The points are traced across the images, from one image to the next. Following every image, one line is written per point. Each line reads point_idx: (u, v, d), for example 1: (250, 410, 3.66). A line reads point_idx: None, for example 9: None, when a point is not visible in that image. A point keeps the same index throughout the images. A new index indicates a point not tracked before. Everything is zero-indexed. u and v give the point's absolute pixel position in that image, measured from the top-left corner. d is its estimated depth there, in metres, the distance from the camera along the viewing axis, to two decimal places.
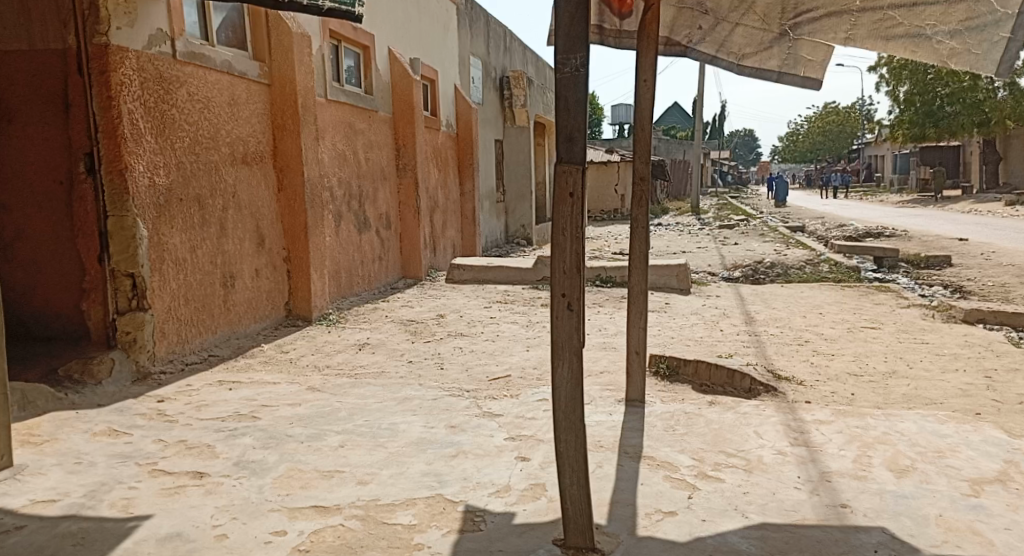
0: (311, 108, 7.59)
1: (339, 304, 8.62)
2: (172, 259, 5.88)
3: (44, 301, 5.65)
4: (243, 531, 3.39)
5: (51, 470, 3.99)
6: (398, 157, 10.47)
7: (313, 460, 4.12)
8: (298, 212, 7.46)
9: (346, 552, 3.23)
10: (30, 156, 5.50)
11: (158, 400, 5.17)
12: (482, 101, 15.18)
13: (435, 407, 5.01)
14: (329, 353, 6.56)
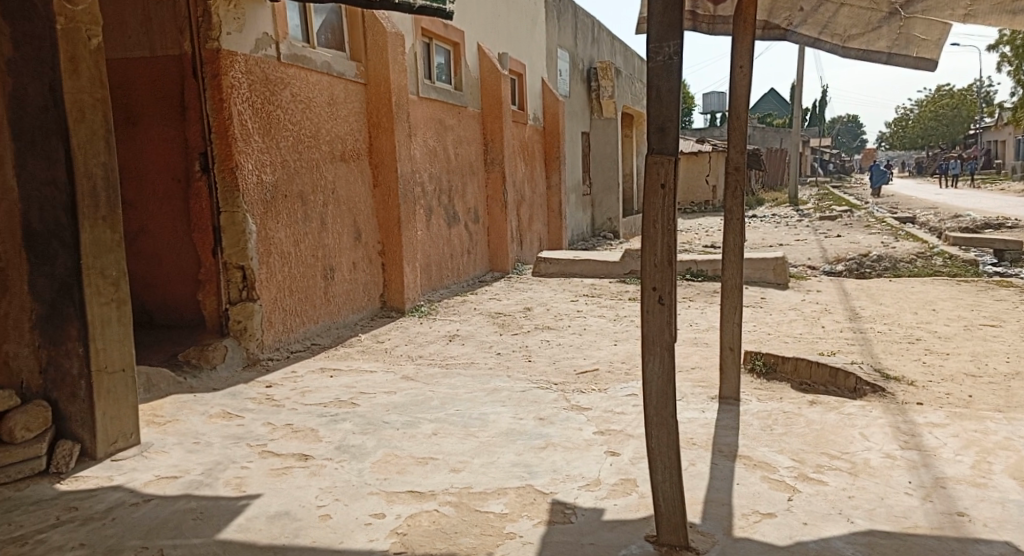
0: (404, 106, 7.74)
1: (430, 297, 8.78)
2: (278, 253, 6.12)
3: (167, 290, 6.01)
4: (344, 513, 3.52)
5: (171, 449, 4.24)
6: (486, 152, 10.57)
7: (408, 447, 4.23)
8: (392, 207, 7.63)
9: (440, 537, 3.31)
10: (151, 156, 5.85)
11: (266, 386, 5.41)
12: (569, 93, 15.14)
13: (523, 399, 5.06)
14: (420, 344, 6.71)
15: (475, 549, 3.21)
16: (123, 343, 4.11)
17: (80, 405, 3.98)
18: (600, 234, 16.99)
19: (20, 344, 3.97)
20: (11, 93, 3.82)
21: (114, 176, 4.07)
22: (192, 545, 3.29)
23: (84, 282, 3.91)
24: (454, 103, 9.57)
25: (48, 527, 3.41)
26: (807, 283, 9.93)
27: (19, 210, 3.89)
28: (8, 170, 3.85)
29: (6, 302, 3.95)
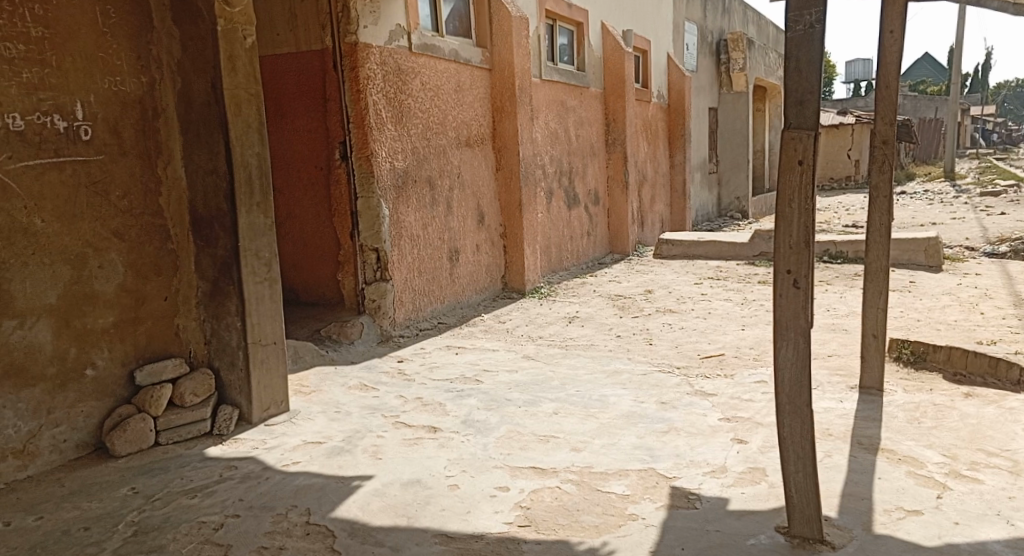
0: (527, 89, 7.90)
1: (550, 279, 8.97)
2: (409, 236, 6.45)
3: (310, 270, 6.49)
4: (472, 484, 3.70)
5: (314, 418, 4.59)
6: (607, 132, 10.61)
7: (531, 424, 4.43)
8: (513, 190, 7.85)
9: (563, 513, 3.41)
10: (298, 146, 6.30)
11: (397, 360, 5.77)
12: (695, 68, 14.90)
13: (646, 382, 5.16)
14: (542, 324, 6.90)
15: (599, 527, 3.28)
16: (274, 319, 4.50)
17: (238, 373, 4.39)
18: (727, 214, 16.63)
19: (187, 318, 4.38)
20: (179, 92, 4.26)
21: (266, 165, 4.42)
22: (335, 509, 3.46)
23: (242, 263, 4.29)
24: (577, 83, 9.67)
25: (214, 482, 3.72)
26: (964, 265, 9.41)
27: (187, 197, 4.33)
28: (178, 162, 4.31)
29: (176, 283, 4.34)
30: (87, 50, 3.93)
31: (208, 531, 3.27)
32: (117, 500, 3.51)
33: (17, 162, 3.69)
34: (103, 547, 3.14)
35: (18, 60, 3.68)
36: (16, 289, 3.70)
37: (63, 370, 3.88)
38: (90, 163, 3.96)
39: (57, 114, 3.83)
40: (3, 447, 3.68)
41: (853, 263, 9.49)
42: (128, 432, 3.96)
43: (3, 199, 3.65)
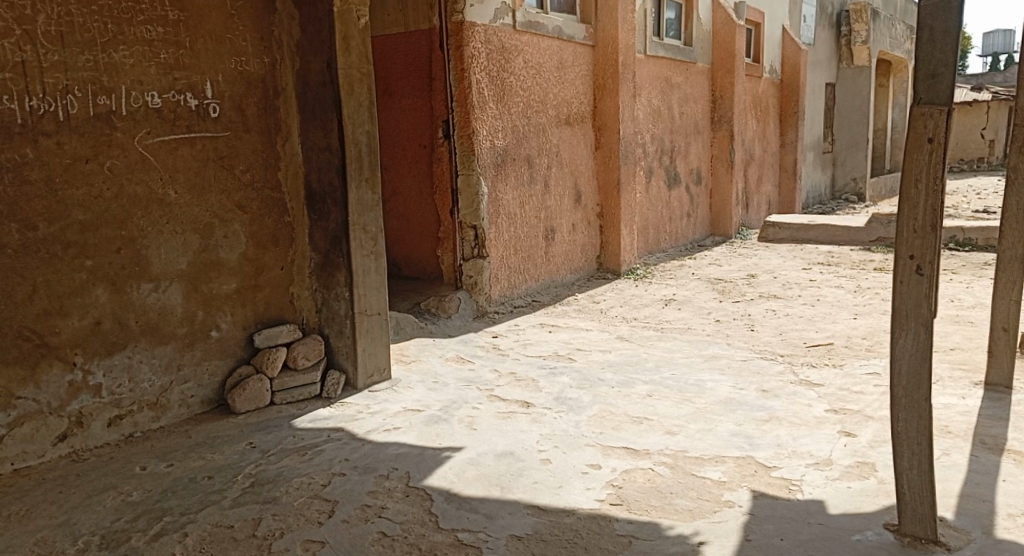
0: (631, 66, 7.85)
1: (647, 260, 8.93)
2: (506, 214, 6.55)
3: (411, 245, 6.72)
4: (564, 460, 3.78)
5: (413, 386, 4.78)
6: (714, 109, 10.42)
7: (623, 405, 4.48)
8: (612, 169, 7.83)
9: (656, 495, 3.44)
10: (404, 125, 6.50)
11: (492, 335, 5.90)
12: (812, 41, 14.36)
13: (746, 368, 5.12)
14: (637, 306, 6.91)
15: (693, 511, 3.28)
16: (379, 291, 4.70)
17: (346, 341, 4.62)
18: (841, 196, 16.03)
19: (300, 287, 4.64)
20: (297, 72, 4.47)
21: (375, 143, 4.59)
22: (431, 475, 3.61)
23: (351, 236, 4.49)
24: (683, 59, 9.51)
25: (322, 441, 3.95)
26: None
27: (303, 172, 4.56)
28: (295, 139, 4.54)
29: (291, 253, 4.59)
30: (217, 32, 4.17)
31: (316, 487, 3.47)
32: (236, 453, 3.78)
33: (154, 137, 3.95)
34: (224, 495, 3.38)
35: (157, 42, 3.93)
36: (152, 255, 3.99)
37: (192, 331, 4.17)
38: (217, 139, 4.21)
39: (190, 92, 4.08)
40: (139, 398, 4.00)
41: (983, 251, 9.04)
42: (248, 389, 4.25)
43: (143, 172, 3.92)
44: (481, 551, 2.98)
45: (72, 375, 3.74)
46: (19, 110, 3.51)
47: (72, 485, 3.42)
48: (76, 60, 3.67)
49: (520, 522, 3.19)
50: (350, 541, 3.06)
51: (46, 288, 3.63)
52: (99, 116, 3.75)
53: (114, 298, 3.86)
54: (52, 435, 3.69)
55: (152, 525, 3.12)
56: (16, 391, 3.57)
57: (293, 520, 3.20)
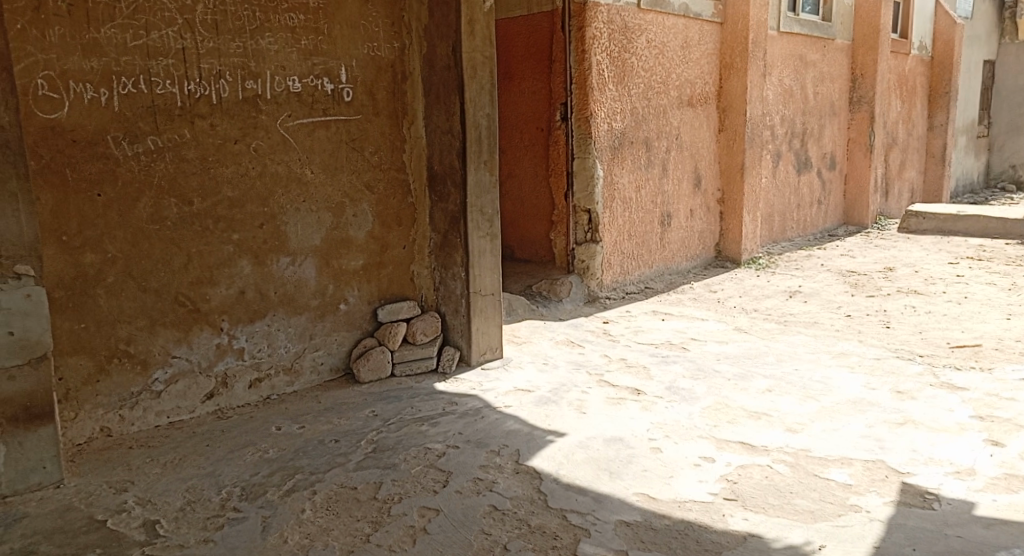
0: (761, 43, 7.63)
1: (771, 248, 8.69)
2: (621, 198, 6.53)
3: (525, 228, 6.82)
4: (676, 450, 3.78)
5: (524, 367, 4.88)
6: (853, 89, 10.00)
7: (740, 399, 4.42)
8: (735, 153, 7.67)
9: (775, 493, 3.38)
10: (523, 108, 6.58)
11: (603, 321, 5.92)
12: (970, 14, 13.47)
13: (879, 367, 4.94)
14: (759, 297, 6.76)
15: (815, 513, 3.21)
16: (493, 272, 4.81)
17: (461, 319, 4.75)
18: (996, 184, 15.07)
19: (420, 266, 4.81)
20: (424, 56, 4.60)
21: (495, 126, 4.67)
22: (541, 453, 3.71)
23: (469, 218, 4.60)
24: (820, 35, 9.15)
25: (438, 414, 4.10)
26: None
27: (426, 155, 4.71)
28: (420, 122, 4.69)
29: (413, 233, 4.77)
30: (352, 19, 4.36)
31: (432, 457, 3.63)
32: (360, 420, 3.99)
33: (295, 120, 4.20)
34: (349, 457, 3.58)
35: (299, 29, 4.16)
36: (290, 230, 4.24)
37: (323, 304, 4.42)
38: (350, 122, 4.42)
39: (327, 77, 4.30)
40: (276, 363, 4.28)
41: None
42: (371, 361, 4.47)
43: (283, 152, 4.17)
44: (590, 534, 3.04)
45: (219, 339, 4.04)
46: (179, 94, 3.79)
47: (217, 440, 3.71)
48: (228, 47, 3.93)
49: (630, 508, 3.23)
50: (463, 511, 3.18)
51: (199, 259, 3.93)
52: (247, 100, 4.01)
53: (256, 270, 4.14)
54: (200, 393, 4.01)
55: (285, 481, 3.35)
56: (172, 350, 3.89)
57: (410, 487, 3.36)
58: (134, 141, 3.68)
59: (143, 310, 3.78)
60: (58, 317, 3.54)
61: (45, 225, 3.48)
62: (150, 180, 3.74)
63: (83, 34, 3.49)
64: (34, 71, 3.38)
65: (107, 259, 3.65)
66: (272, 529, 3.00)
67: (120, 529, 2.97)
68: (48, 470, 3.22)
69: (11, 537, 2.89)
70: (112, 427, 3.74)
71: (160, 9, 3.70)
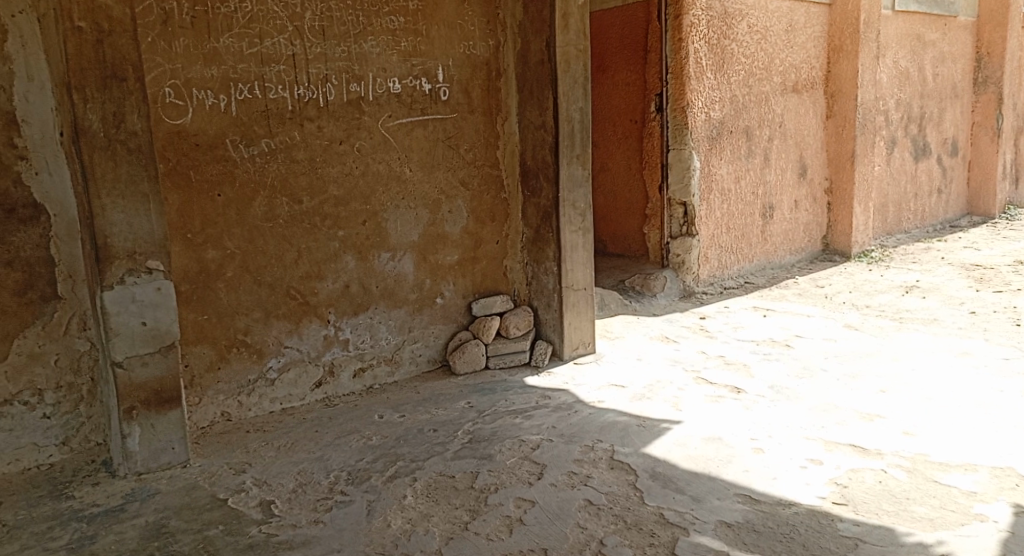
0: (873, 24, 7.37)
1: (884, 241, 8.37)
2: (720, 189, 6.40)
3: (619, 222, 6.82)
4: (781, 452, 3.68)
5: (618, 361, 4.88)
6: (978, 69, 9.50)
7: (849, 400, 4.27)
8: (845, 140, 7.44)
9: (890, 499, 3.25)
10: (616, 101, 6.58)
11: (700, 316, 5.84)
12: None
13: (1007, 369, 4.69)
14: (872, 293, 6.52)
15: (934, 521, 3.08)
16: (585, 267, 4.80)
17: (553, 314, 4.79)
18: None
19: (513, 261, 4.89)
20: (518, 52, 4.66)
21: (587, 119, 4.66)
22: (637, 450, 3.71)
23: (562, 213, 4.63)
24: (939, 13, 8.74)
25: (531, 408, 4.16)
26: None
27: (519, 151, 4.78)
28: (514, 118, 4.77)
29: (506, 228, 4.85)
30: (449, 19, 4.46)
31: (527, 449, 3.69)
32: (457, 410, 4.10)
33: (395, 120, 4.33)
34: (446, 447, 3.69)
35: (399, 31, 4.29)
36: (391, 227, 4.39)
37: (420, 298, 4.55)
38: (446, 120, 4.53)
39: (425, 77, 4.42)
40: (378, 354, 4.44)
41: None
42: (466, 354, 4.58)
43: (384, 152, 4.32)
44: (689, 533, 3.03)
45: (326, 330, 4.23)
46: (290, 98, 3.98)
47: (325, 426, 3.89)
48: (333, 51, 4.10)
49: (730, 509, 3.20)
50: (559, 505, 3.22)
51: (307, 255, 4.12)
52: (351, 102, 4.17)
53: (359, 266, 4.31)
54: (310, 382, 4.21)
55: (388, 467, 3.49)
56: (284, 340, 4.10)
57: (506, 478, 3.43)
58: (249, 144, 3.89)
59: (258, 302, 4.00)
60: (184, 309, 3.79)
61: (173, 224, 3.72)
62: (263, 180, 3.95)
63: (203, 44, 3.71)
64: (162, 81, 3.62)
65: (226, 255, 3.88)
66: (376, 513, 3.14)
67: (239, 507, 3.16)
68: (176, 451, 3.45)
69: (146, 511, 3.11)
70: (232, 412, 3.97)
71: (272, 17, 3.89)
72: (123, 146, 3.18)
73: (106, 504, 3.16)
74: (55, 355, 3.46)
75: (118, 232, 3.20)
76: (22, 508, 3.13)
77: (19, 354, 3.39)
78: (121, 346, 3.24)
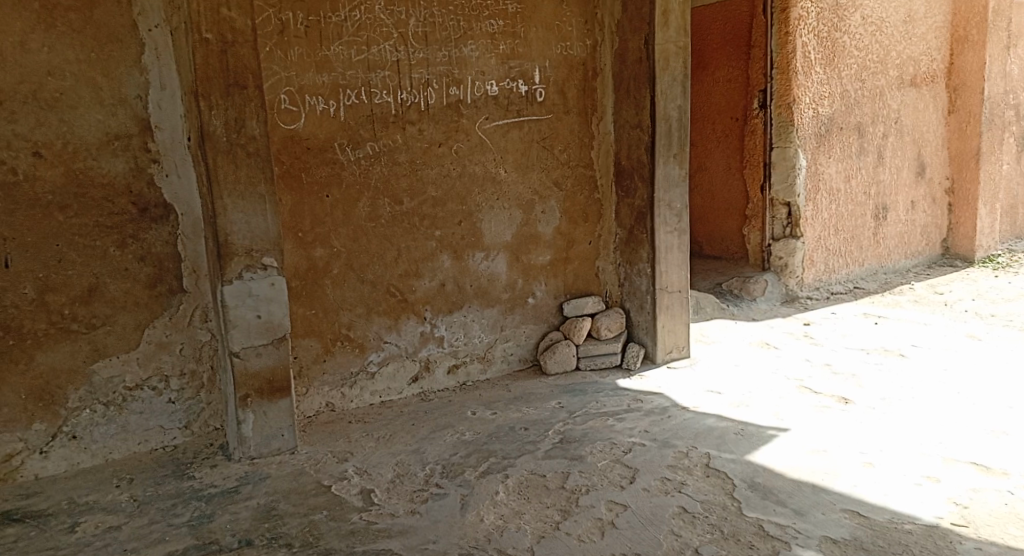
0: (1003, 12, 7.02)
1: (1013, 244, 7.92)
2: (827, 189, 6.22)
3: (716, 223, 6.69)
4: (891, 466, 3.51)
5: (714, 365, 4.80)
6: None
7: (969, 413, 4.04)
8: (969, 137, 7.12)
9: (1016, 523, 3.06)
10: (716, 98, 6.47)
11: (804, 322, 5.68)
12: None
13: None
14: (995, 300, 6.18)
15: None
16: (680, 269, 4.75)
17: (645, 316, 4.77)
18: None
19: (605, 261, 4.91)
20: (616, 51, 4.67)
21: (685, 118, 4.59)
22: (734, 458, 3.61)
23: (656, 213, 4.60)
24: None
25: (624, 409, 4.15)
26: None
27: (614, 151, 4.80)
28: (609, 118, 4.79)
29: (598, 229, 4.87)
30: (547, 20, 4.52)
31: (619, 452, 3.68)
32: (548, 410, 4.14)
33: (491, 122, 4.42)
34: (538, 445, 3.74)
35: (499, 34, 4.38)
36: (485, 227, 4.48)
37: (513, 297, 4.63)
38: (541, 121, 4.59)
39: (522, 79, 4.49)
40: (472, 352, 4.54)
41: None
42: (558, 354, 4.62)
43: (481, 154, 4.41)
44: (790, 546, 2.96)
45: (423, 327, 4.36)
46: (393, 103, 4.12)
47: (421, 420, 4.01)
48: (435, 56, 4.21)
49: (836, 524, 3.09)
50: (652, 510, 3.21)
51: (407, 254, 4.25)
52: (450, 106, 4.29)
53: (454, 265, 4.41)
54: (407, 376, 4.34)
55: (481, 463, 3.56)
56: (384, 336, 4.25)
57: (598, 480, 3.44)
58: (355, 148, 4.05)
59: (361, 299, 4.16)
60: (294, 304, 3.98)
61: (286, 224, 3.92)
62: (368, 182, 4.10)
63: (316, 52, 3.89)
64: (278, 88, 3.81)
65: (333, 253, 4.05)
66: (470, 507, 3.21)
67: (342, 494, 3.30)
68: (285, 437, 3.62)
69: (258, 493, 3.29)
70: (336, 403, 4.14)
71: (379, 25, 4.04)
72: (243, 150, 3.38)
73: (223, 485, 3.36)
74: (180, 343, 3.70)
75: (237, 231, 3.39)
76: (149, 486, 3.36)
77: (149, 342, 3.63)
78: (238, 338, 3.43)
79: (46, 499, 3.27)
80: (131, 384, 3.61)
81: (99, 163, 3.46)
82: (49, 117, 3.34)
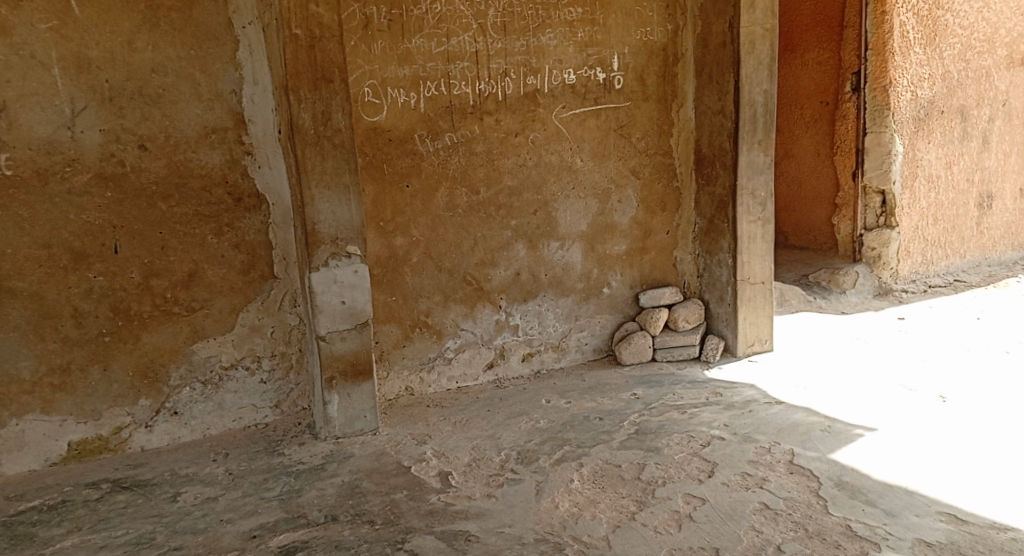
0: None
1: None
2: (926, 176, 5.91)
3: (803, 213, 6.31)
4: (992, 469, 3.34)
5: (798, 358, 4.66)
6: None
7: None
8: None
9: None
10: (804, 82, 6.10)
11: (898, 316, 5.43)
12: None
13: None
14: None
15: None
16: (764, 259, 4.63)
17: (726, 307, 4.67)
18: None
19: (684, 251, 4.84)
20: (699, 35, 4.57)
21: (772, 102, 4.45)
22: (819, 455, 3.50)
23: (738, 201, 4.49)
24: None
25: (702, 403, 4.08)
26: None
27: (695, 138, 4.71)
28: (690, 105, 4.69)
29: (677, 218, 4.80)
30: (627, 6, 4.47)
31: (696, 445, 3.63)
32: (622, 401, 4.12)
33: (569, 111, 4.42)
34: (612, 436, 3.74)
35: (577, 22, 4.36)
36: (561, 217, 4.48)
37: (589, 287, 4.62)
38: (620, 109, 4.55)
39: (600, 66, 4.45)
40: (546, 340, 4.56)
41: None
42: (633, 344, 4.58)
43: (557, 143, 4.41)
44: (880, 548, 2.86)
45: (498, 315, 4.41)
46: (472, 93, 4.17)
47: (497, 407, 4.07)
48: (514, 46, 4.23)
49: (930, 527, 2.97)
50: (732, 504, 3.16)
51: (483, 243, 4.31)
52: (528, 95, 4.30)
53: (530, 254, 4.44)
54: (483, 363, 4.41)
55: (556, 451, 3.59)
56: (461, 323, 4.32)
57: (674, 472, 3.41)
58: (435, 138, 4.12)
59: (438, 286, 4.24)
60: (375, 291, 4.10)
61: (369, 214, 4.03)
62: (446, 172, 4.17)
63: (399, 45, 3.97)
64: (363, 81, 3.92)
65: (413, 242, 4.15)
66: (544, 494, 3.25)
67: (421, 476, 3.39)
68: (368, 419, 3.76)
69: (342, 471, 3.43)
70: (414, 387, 4.25)
71: (459, 16, 4.09)
72: (330, 142, 3.50)
73: (310, 462, 3.51)
74: (271, 327, 3.89)
75: (324, 220, 3.53)
76: (242, 461, 3.55)
77: (243, 325, 3.83)
78: (324, 323, 3.57)
79: (151, 469, 3.50)
80: (227, 363, 3.82)
81: (198, 156, 3.65)
82: (153, 111, 3.56)
